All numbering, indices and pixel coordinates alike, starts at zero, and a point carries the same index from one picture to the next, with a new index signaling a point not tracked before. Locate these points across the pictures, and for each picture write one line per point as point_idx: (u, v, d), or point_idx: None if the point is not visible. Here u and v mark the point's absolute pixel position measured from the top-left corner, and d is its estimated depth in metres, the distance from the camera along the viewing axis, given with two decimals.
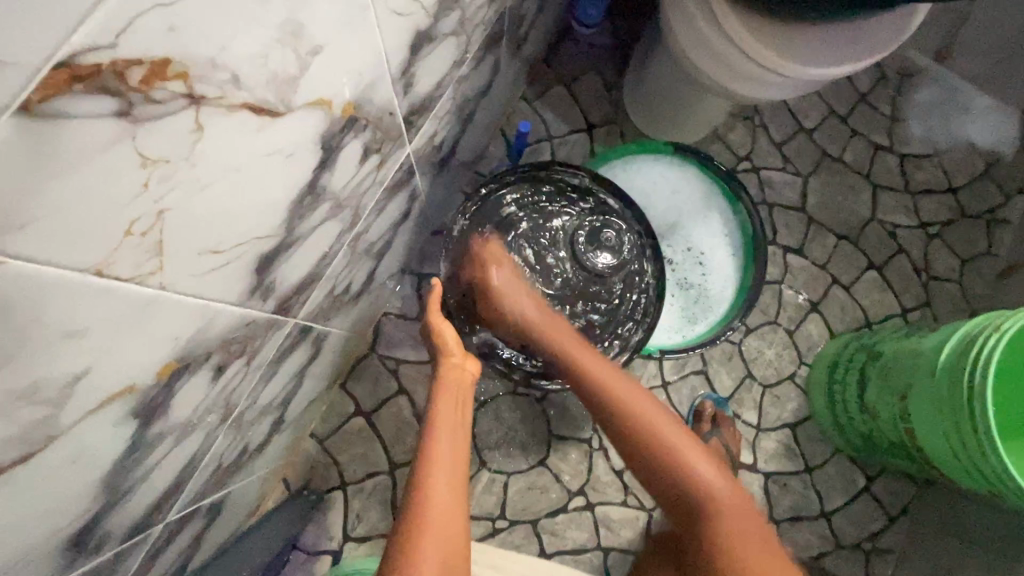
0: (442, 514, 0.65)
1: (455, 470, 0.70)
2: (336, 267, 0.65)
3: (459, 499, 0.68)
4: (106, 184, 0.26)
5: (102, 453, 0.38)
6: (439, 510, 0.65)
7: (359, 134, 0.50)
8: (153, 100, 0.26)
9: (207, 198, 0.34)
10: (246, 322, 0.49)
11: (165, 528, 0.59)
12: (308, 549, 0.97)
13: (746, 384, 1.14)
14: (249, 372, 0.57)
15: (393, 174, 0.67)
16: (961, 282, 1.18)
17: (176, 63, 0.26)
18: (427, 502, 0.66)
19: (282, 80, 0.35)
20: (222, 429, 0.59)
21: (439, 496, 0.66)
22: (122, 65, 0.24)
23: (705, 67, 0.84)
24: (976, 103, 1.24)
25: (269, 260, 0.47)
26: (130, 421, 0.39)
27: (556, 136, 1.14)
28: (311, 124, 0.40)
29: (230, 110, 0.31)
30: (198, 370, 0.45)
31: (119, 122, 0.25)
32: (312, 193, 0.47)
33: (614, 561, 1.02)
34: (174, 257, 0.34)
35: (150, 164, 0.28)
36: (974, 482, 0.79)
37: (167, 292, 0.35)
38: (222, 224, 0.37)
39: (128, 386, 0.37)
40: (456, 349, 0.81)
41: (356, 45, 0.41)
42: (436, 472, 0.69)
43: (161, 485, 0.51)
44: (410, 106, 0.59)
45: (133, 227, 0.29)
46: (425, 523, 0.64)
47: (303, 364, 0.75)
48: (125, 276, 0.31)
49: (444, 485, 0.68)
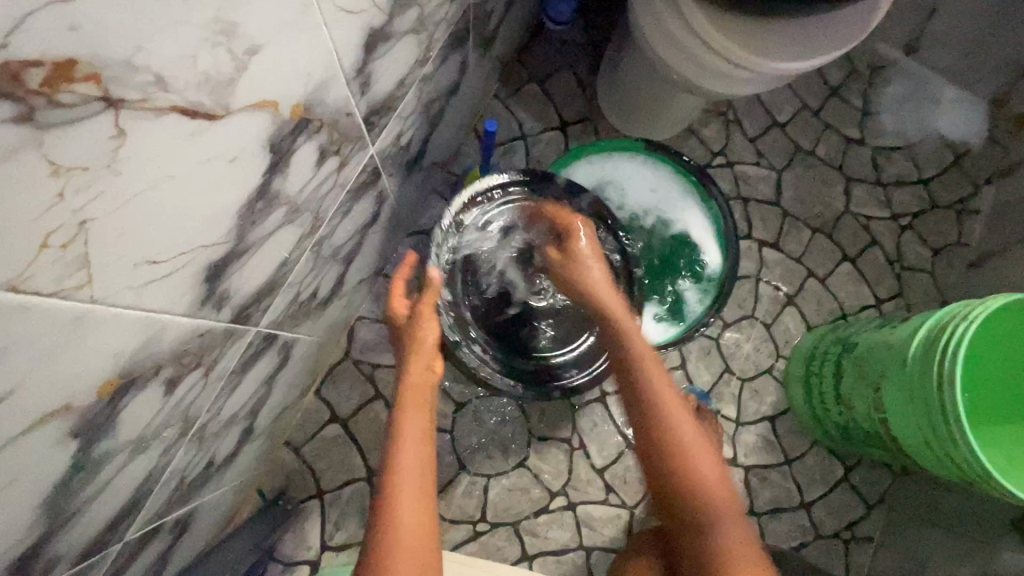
0: (410, 532, 0.63)
1: (420, 485, 0.67)
2: (299, 272, 0.64)
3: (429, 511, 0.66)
4: (12, 196, 0.24)
5: (41, 476, 0.37)
6: (407, 533, 0.63)
7: (313, 136, 0.49)
8: (60, 104, 0.24)
9: (138, 207, 0.32)
10: (200, 333, 0.48)
11: (125, 546, 0.57)
12: (285, 559, 0.95)
13: (724, 379, 1.14)
14: (208, 384, 0.56)
15: (356, 176, 0.65)
16: (933, 272, 1.20)
17: (84, 64, 0.24)
18: (396, 524, 0.63)
19: (215, 81, 0.33)
20: (182, 443, 0.57)
21: (406, 517, 0.64)
22: (18, 67, 0.22)
23: (675, 63, 0.84)
24: (945, 94, 1.26)
25: (220, 268, 0.45)
26: (70, 443, 0.38)
27: (529, 134, 1.13)
28: (255, 126, 0.39)
29: (156, 113, 0.30)
30: (148, 384, 0.44)
31: (21, 128, 0.23)
32: (263, 198, 0.46)
33: (596, 560, 1.02)
34: (105, 269, 0.32)
35: (63, 173, 0.26)
36: (948, 471, 0.80)
37: (100, 307, 0.34)
38: (160, 233, 0.35)
39: (64, 406, 0.35)
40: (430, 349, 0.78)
41: (303, 42, 0.40)
42: (403, 488, 0.65)
43: (116, 504, 0.50)
44: (370, 107, 0.58)
45: (50, 240, 0.27)
46: (395, 550, 0.61)
47: (270, 373, 0.73)
48: (46, 292, 0.29)
49: (411, 505, 0.65)
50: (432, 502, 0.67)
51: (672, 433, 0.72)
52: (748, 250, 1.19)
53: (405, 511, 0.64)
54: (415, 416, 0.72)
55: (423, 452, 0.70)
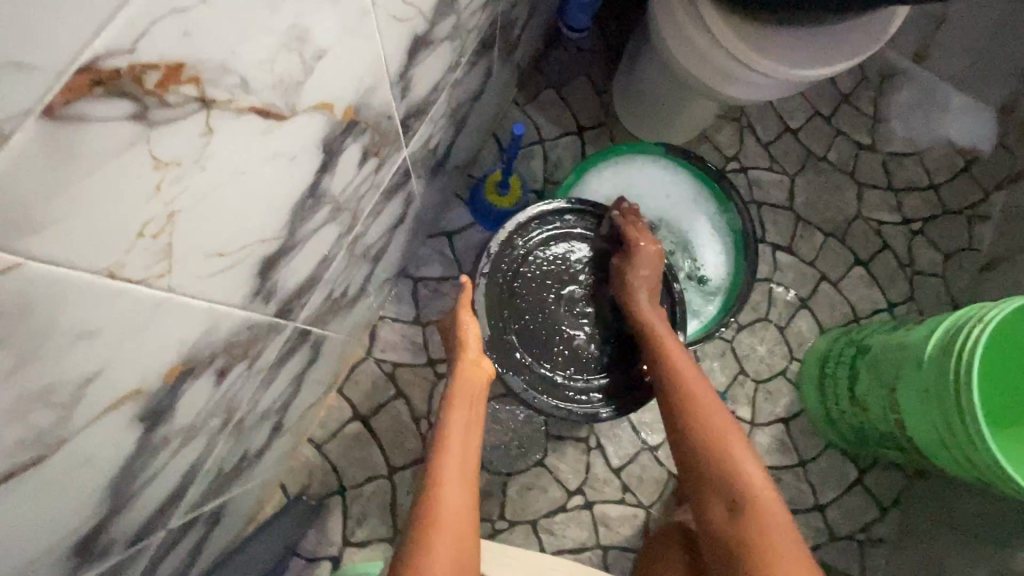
0: (450, 511, 0.64)
1: (464, 468, 0.68)
2: (334, 270, 0.66)
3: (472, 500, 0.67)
4: (121, 188, 0.26)
5: (110, 458, 0.38)
6: (448, 511, 0.64)
7: (359, 138, 0.51)
8: (167, 104, 0.27)
9: (215, 201, 0.34)
10: (249, 326, 0.50)
11: (167, 534, 0.58)
12: (307, 555, 0.97)
13: (738, 381, 1.15)
14: (250, 376, 0.58)
15: (389, 178, 0.67)
16: (945, 276, 1.21)
17: (189, 68, 0.27)
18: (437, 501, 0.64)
19: (287, 84, 0.35)
20: (224, 434, 0.59)
21: (450, 496, 0.65)
22: (140, 70, 0.24)
23: (693, 68, 0.86)
24: (954, 102, 1.28)
25: (271, 262, 0.47)
26: (136, 427, 0.40)
27: (547, 139, 1.15)
28: (313, 127, 0.41)
29: (238, 113, 0.32)
30: (203, 373, 0.46)
31: (135, 125, 0.25)
32: (313, 196, 0.48)
33: (613, 559, 1.03)
34: (182, 259, 0.34)
35: (162, 167, 0.28)
36: (965, 471, 0.81)
37: (175, 295, 0.36)
38: (228, 227, 0.37)
39: (136, 390, 0.37)
40: (474, 345, 0.82)
41: (358, 48, 0.42)
42: (446, 470, 0.67)
43: (165, 490, 0.51)
44: (407, 110, 0.60)
45: (145, 230, 0.29)
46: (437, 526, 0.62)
47: (301, 369, 0.75)
48: (136, 279, 0.31)
49: (455, 486, 0.66)
50: (474, 488, 0.68)
51: (716, 430, 0.73)
52: (762, 254, 1.21)
53: (449, 489, 0.65)
54: (462, 410, 0.75)
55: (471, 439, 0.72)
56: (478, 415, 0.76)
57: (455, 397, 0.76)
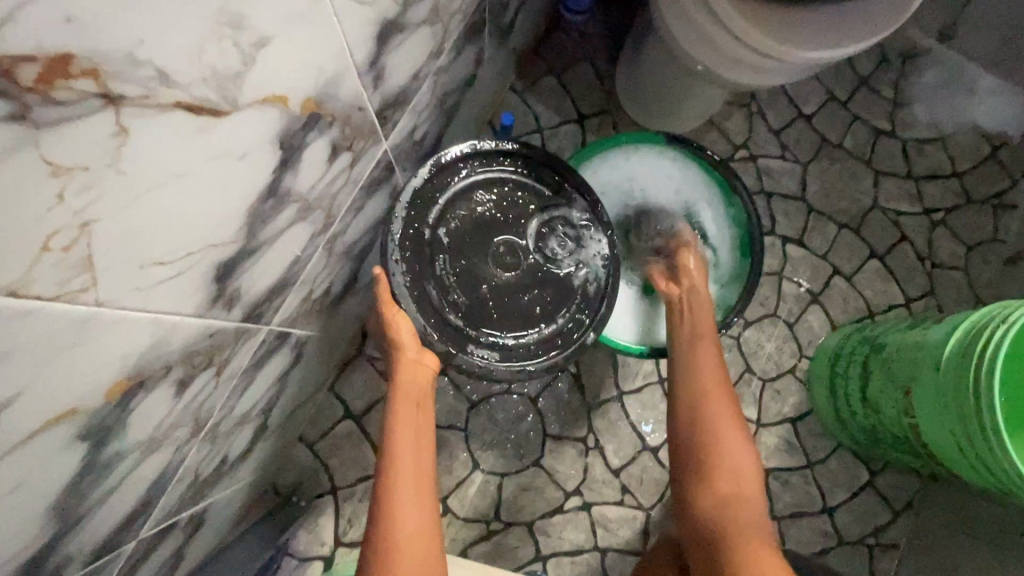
0: (410, 531, 0.63)
1: (419, 481, 0.67)
2: (312, 270, 0.63)
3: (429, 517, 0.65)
4: (10, 200, 0.23)
5: (48, 479, 0.36)
6: (405, 532, 0.62)
7: (325, 132, 0.47)
8: (56, 102, 0.23)
9: (142, 207, 0.31)
10: (210, 333, 0.47)
11: (139, 545, 0.57)
12: (299, 554, 0.96)
13: (745, 379, 1.11)
14: (220, 383, 0.55)
15: (369, 172, 0.64)
16: (967, 269, 1.15)
17: (80, 59, 0.23)
18: (395, 523, 0.63)
19: (221, 75, 0.32)
20: (195, 442, 0.57)
21: (406, 514, 0.64)
22: (10, 62, 0.21)
23: (699, 53, 0.81)
24: (981, 84, 1.20)
25: (230, 267, 0.44)
26: (79, 445, 0.37)
27: (546, 128, 1.10)
28: (263, 122, 0.38)
29: (157, 110, 0.28)
30: (158, 385, 0.43)
31: (15, 127, 0.22)
32: (274, 195, 0.44)
33: (611, 561, 1.01)
34: (109, 271, 0.31)
35: (62, 173, 0.25)
36: (982, 479, 0.77)
37: (106, 309, 0.33)
38: (166, 234, 0.34)
39: (71, 410, 0.34)
40: (412, 345, 0.77)
41: (313, 35, 0.38)
42: (400, 485, 0.66)
43: (128, 503, 0.49)
44: (383, 101, 0.56)
45: (51, 243, 0.26)
46: (397, 550, 0.61)
47: (283, 370, 0.73)
48: (49, 296, 0.28)
49: (410, 509, 0.64)
50: (433, 502, 0.67)
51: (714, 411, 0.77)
52: (771, 246, 1.15)
53: (405, 512, 0.64)
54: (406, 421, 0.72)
55: (421, 449, 0.70)
56: (427, 423, 0.74)
57: (400, 406, 0.74)
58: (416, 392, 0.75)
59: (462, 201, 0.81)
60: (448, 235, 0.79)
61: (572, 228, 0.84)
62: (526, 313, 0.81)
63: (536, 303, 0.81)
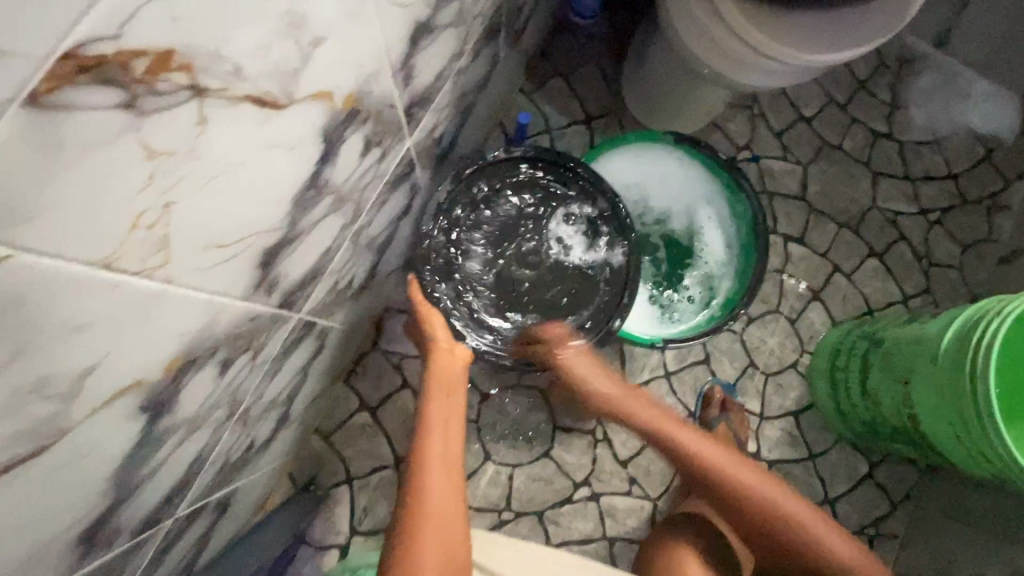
0: (434, 506, 0.66)
1: (447, 460, 0.71)
2: (338, 261, 0.65)
3: (455, 493, 0.68)
4: (114, 179, 0.26)
5: (112, 449, 0.38)
6: (431, 507, 0.66)
7: (360, 127, 0.50)
8: (156, 92, 0.26)
9: (211, 191, 0.34)
10: (251, 317, 0.50)
11: (175, 523, 0.59)
12: (315, 543, 0.98)
13: (748, 373, 1.14)
14: (255, 367, 0.58)
15: (393, 168, 0.67)
16: (962, 268, 1.19)
17: (179, 54, 0.26)
18: (421, 498, 0.66)
19: (283, 72, 0.34)
20: (229, 425, 0.59)
21: (433, 490, 0.67)
22: (128, 56, 0.24)
23: (706, 56, 0.84)
24: (975, 88, 1.24)
25: (273, 254, 0.47)
26: (139, 417, 0.40)
27: (554, 129, 1.13)
28: (312, 116, 0.40)
29: (231, 102, 0.31)
30: (205, 364, 0.45)
31: (124, 114, 0.25)
32: (314, 186, 0.47)
33: (619, 550, 1.03)
34: (179, 250, 0.34)
35: (154, 157, 0.28)
36: (978, 467, 0.80)
37: (173, 287, 0.35)
38: (227, 218, 0.37)
39: (136, 382, 0.37)
40: (444, 335, 0.82)
41: (357, 36, 0.41)
42: (428, 462, 0.70)
43: (171, 480, 0.52)
44: (410, 99, 0.59)
45: (139, 221, 0.29)
46: (421, 523, 0.64)
47: (306, 359, 0.75)
48: (131, 271, 0.31)
49: (437, 485, 0.68)
50: (459, 480, 0.70)
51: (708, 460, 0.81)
52: (773, 245, 1.19)
53: (430, 488, 0.67)
54: (436, 405, 0.76)
55: (450, 431, 0.74)
56: (458, 406, 0.77)
57: (433, 390, 0.78)
58: (446, 378, 0.80)
59: (495, 205, 0.92)
60: (484, 234, 0.90)
61: (591, 228, 0.93)
62: (556, 307, 0.89)
63: (558, 297, 0.90)
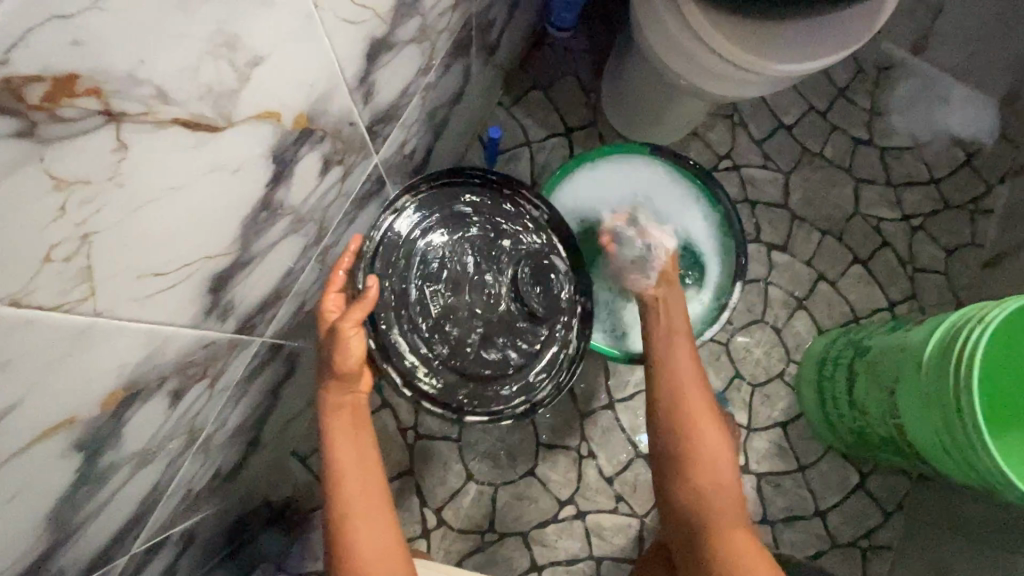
0: (366, 551, 0.63)
1: (368, 503, 0.66)
2: (305, 282, 0.64)
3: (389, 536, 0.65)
4: (11, 216, 0.24)
5: (45, 489, 0.36)
6: (363, 558, 0.63)
7: (317, 146, 0.49)
8: (62, 118, 0.25)
9: (142, 218, 0.32)
10: (205, 344, 0.48)
11: (132, 559, 0.57)
12: (293, 570, 0.95)
13: (735, 384, 1.12)
14: (214, 395, 0.56)
15: (361, 185, 0.65)
16: (947, 273, 1.18)
17: (84, 78, 0.25)
18: (353, 543, 0.64)
19: (218, 93, 0.33)
20: (188, 455, 0.57)
21: (365, 541, 0.64)
22: (19, 83, 0.22)
23: (682, 69, 0.84)
24: (954, 93, 1.24)
25: (225, 279, 0.45)
26: (75, 455, 0.38)
27: (533, 141, 1.13)
28: (259, 137, 0.39)
29: (157, 126, 0.30)
30: (152, 396, 0.43)
31: (22, 143, 0.23)
32: (267, 208, 0.46)
33: (607, 569, 1.01)
34: (108, 282, 0.32)
35: (65, 187, 0.26)
36: (967, 478, 0.78)
37: (104, 319, 0.33)
38: (162, 246, 0.35)
39: (68, 419, 0.35)
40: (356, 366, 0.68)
41: (305, 55, 0.40)
42: (348, 514, 0.65)
43: (123, 515, 0.50)
44: (372, 116, 0.58)
45: (53, 253, 0.28)
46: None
47: (276, 382, 0.73)
48: (49, 305, 0.29)
49: (367, 526, 0.65)
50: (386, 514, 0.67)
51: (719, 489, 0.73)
52: (756, 254, 1.18)
53: (358, 533, 0.64)
54: (346, 446, 0.68)
55: (366, 471, 0.68)
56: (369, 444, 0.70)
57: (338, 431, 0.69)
58: (351, 414, 0.70)
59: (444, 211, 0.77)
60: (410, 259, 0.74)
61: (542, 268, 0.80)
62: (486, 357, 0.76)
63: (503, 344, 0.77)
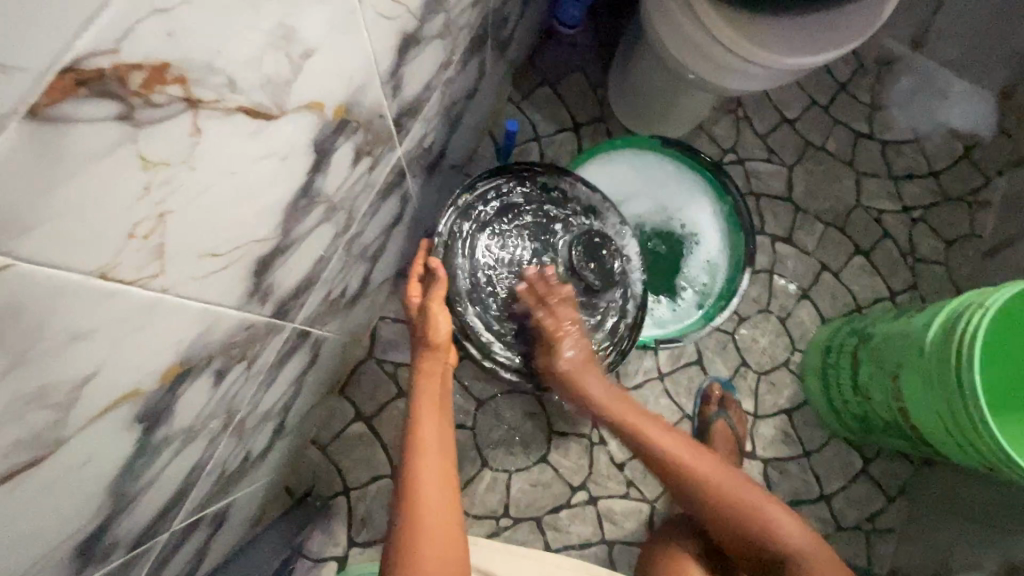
0: (437, 514, 0.66)
1: (443, 471, 0.70)
2: (332, 270, 0.66)
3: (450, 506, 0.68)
4: (107, 193, 0.27)
5: (109, 458, 0.39)
6: (432, 519, 0.65)
7: (351, 136, 0.51)
8: (153, 104, 0.27)
9: (206, 200, 0.34)
10: (246, 327, 0.50)
11: (171, 536, 0.59)
12: (312, 556, 0.97)
13: (741, 372, 1.15)
14: (249, 378, 0.58)
15: (385, 176, 0.68)
16: (947, 263, 1.21)
17: (174, 67, 0.27)
18: (423, 508, 0.66)
19: (275, 83, 0.35)
20: (225, 436, 0.59)
21: (434, 503, 0.67)
22: (124, 70, 0.24)
23: (692, 64, 0.86)
24: (953, 88, 1.27)
25: (267, 262, 0.47)
26: (135, 427, 0.40)
27: (543, 136, 1.15)
28: (304, 126, 0.41)
29: (226, 114, 0.32)
30: (200, 374, 0.46)
31: (121, 125, 0.26)
32: (306, 195, 0.48)
33: (619, 553, 1.03)
34: (174, 260, 0.35)
35: (151, 168, 0.29)
36: (969, 458, 0.81)
37: (169, 295, 0.36)
38: (219, 228, 0.37)
39: (133, 390, 0.37)
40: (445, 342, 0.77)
41: (347, 48, 0.42)
42: (422, 475, 0.68)
43: (168, 490, 0.52)
44: (399, 109, 0.60)
45: (135, 231, 0.30)
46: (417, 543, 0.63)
47: (301, 369, 0.75)
48: (127, 280, 0.31)
49: (434, 488, 0.68)
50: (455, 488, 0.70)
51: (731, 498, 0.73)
52: (761, 245, 1.20)
53: (428, 495, 0.67)
54: (429, 425, 0.74)
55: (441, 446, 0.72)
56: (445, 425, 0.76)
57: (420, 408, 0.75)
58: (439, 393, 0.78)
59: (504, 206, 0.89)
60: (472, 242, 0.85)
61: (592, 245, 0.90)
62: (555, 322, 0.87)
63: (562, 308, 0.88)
